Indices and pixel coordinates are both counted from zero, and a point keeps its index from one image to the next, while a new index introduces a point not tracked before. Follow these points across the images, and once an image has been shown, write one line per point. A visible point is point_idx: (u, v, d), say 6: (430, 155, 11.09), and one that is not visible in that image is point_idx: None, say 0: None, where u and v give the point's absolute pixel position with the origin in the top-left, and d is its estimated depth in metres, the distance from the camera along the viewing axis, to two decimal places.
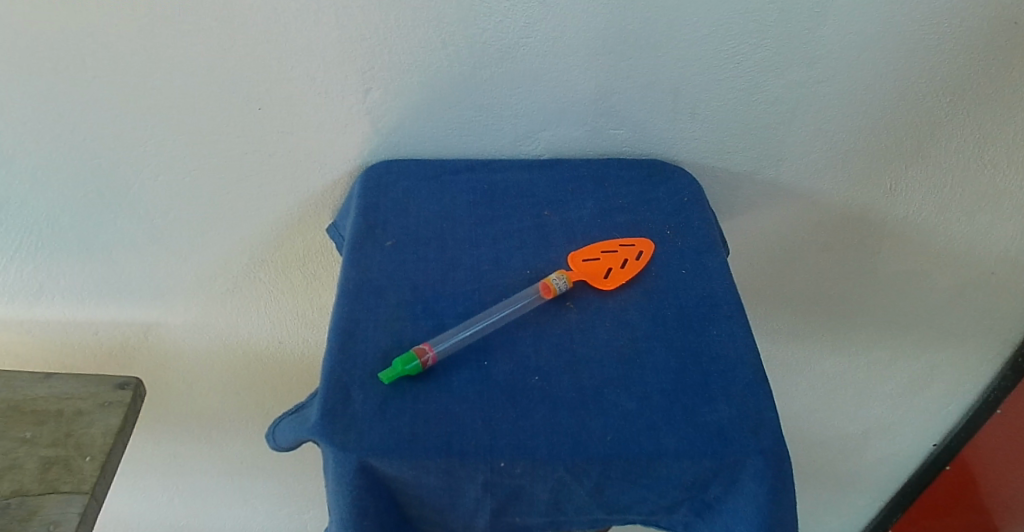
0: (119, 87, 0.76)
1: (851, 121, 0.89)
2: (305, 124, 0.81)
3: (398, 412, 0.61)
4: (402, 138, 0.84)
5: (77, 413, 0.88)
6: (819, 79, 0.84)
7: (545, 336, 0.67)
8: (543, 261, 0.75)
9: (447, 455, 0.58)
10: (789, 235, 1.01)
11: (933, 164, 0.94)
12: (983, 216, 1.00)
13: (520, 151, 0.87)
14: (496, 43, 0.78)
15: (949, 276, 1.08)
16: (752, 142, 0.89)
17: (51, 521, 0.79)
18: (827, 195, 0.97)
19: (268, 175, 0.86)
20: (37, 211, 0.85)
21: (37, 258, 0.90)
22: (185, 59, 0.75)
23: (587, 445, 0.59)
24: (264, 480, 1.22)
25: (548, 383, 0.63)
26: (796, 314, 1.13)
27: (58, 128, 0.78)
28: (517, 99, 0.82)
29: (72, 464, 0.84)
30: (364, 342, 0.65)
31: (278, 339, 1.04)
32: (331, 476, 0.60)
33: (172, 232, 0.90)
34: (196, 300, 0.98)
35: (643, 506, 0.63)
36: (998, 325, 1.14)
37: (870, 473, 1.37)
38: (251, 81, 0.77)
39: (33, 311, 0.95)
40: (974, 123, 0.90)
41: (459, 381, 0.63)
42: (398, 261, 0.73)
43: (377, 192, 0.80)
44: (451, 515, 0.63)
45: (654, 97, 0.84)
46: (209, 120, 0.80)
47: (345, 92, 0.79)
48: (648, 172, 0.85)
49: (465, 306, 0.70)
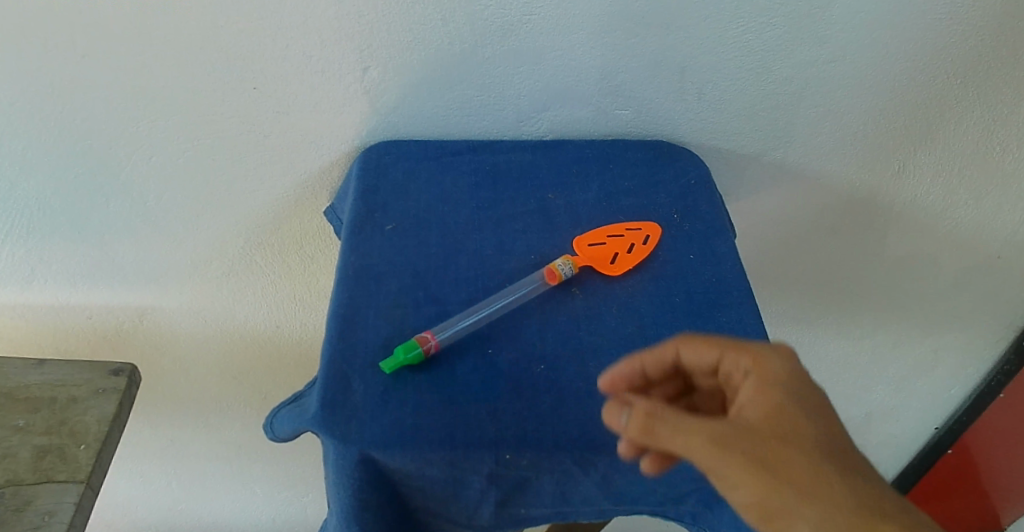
0: (109, 65, 0.73)
1: (862, 102, 0.86)
2: (302, 103, 0.79)
3: (400, 401, 0.59)
4: (402, 119, 0.82)
5: (71, 400, 0.87)
6: (830, 58, 0.81)
7: (550, 324, 0.66)
8: (548, 246, 0.73)
9: (451, 447, 0.57)
10: (795, 217, 0.99)
11: (942, 147, 0.92)
12: (992, 199, 0.99)
13: (524, 132, 0.85)
14: (499, 19, 0.75)
15: (956, 259, 1.06)
16: (760, 124, 0.87)
17: (46, 511, 0.78)
18: (836, 177, 0.95)
19: (266, 157, 0.84)
20: (28, 194, 0.83)
21: (29, 243, 0.88)
22: (176, 36, 0.72)
23: (595, 436, 0.58)
24: (264, 465, 1.21)
25: (555, 372, 0.62)
26: (801, 297, 1.12)
27: (45, 108, 0.76)
28: (520, 78, 0.80)
29: (66, 453, 0.83)
30: (364, 330, 0.64)
31: (275, 324, 1.02)
32: (332, 468, 0.58)
33: (167, 215, 0.88)
34: (191, 283, 0.96)
35: (651, 497, 0.62)
36: (1003, 310, 1.13)
37: (872, 456, 1.36)
38: (245, 60, 0.75)
39: (25, 296, 0.93)
40: (985, 105, 0.88)
41: (462, 370, 0.62)
42: (398, 246, 0.71)
43: (377, 173, 0.78)
44: (455, 506, 0.62)
45: (660, 76, 0.81)
46: (204, 99, 0.77)
47: (343, 71, 0.77)
48: (654, 153, 0.83)
49: (468, 292, 0.68)
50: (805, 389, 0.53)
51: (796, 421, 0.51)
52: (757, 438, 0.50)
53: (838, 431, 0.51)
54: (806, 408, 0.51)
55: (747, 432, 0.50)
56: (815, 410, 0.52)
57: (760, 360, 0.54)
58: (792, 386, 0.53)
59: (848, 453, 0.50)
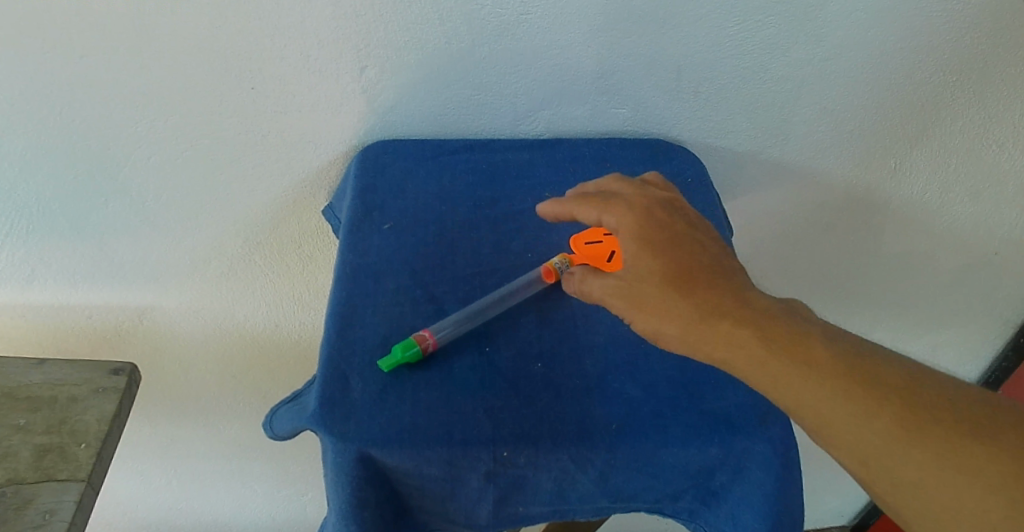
0: (107, 66, 0.73)
1: (858, 100, 0.87)
2: (301, 103, 0.79)
3: (398, 399, 0.59)
4: (399, 118, 0.82)
5: (71, 399, 0.87)
6: (825, 56, 0.82)
7: (547, 322, 0.66)
8: (545, 245, 0.74)
9: (449, 445, 0.57)
10: (793, 215, 1.00)
11: (939, 145, 0.93)
12: (989, 197, 0.99)
13: (521, 131, 0.85)
14: (497, 19, 0.75)
15: (953, 257, 1.07)
16: (757, 122, 0.88)
17: (47, 510, 0.78)
18: (833, 175, 0.95)
19: (264, 156, 0.84)
20: (27, 195, 0.83)
21: (29, 243, 0.88)
22: (175, 37, 0.72)
23: (592, 433, 0.58)
24: (264, 464, 1.21)
25: (552, 370, 0.62)
26: (798, 294, 1.12)
27: (44, 108, 0.76)
28: (517, 77, 0.80)
29: (67, 452, 0.83)
30: (362, 328, 0.64)
31: (275, 323, 1.02)
32: (331, 466, 0.59)
33: (165, 214, 0.88)
34: (191, 283, 0.96)
35: (648, 494, 0.62)
36: (999, 307, 1.14)
37: None
38: (244, 60, 0.75)
39: (25, 296, 0.94)
40: (981, 103, 0.88)
41: (460, 368, 0.62)
42: (396, 245, 0.71)
43: (375, 172, 0.78)
44: (453, 504, 0.62)
45: (657, 75, 0.81)
46: (202, 100, 0.78)
47: (340, 71, 0.77)
48: (651, 152, 0.83)
49: (465, 291, 0.68)
50: (659, 232, 0.63)
51: (658, 263, 0.61)
52: (648, 280, 0.61)
53: (709, 260, 0.62)
54: (660, 251, 0.62)
55: (643, 278, 0.61)
56: (687, 247, 0.63)
57: (620, 217, 0.64)
58: (650, 233, 0.63)
59: (703, 281, 0.60)
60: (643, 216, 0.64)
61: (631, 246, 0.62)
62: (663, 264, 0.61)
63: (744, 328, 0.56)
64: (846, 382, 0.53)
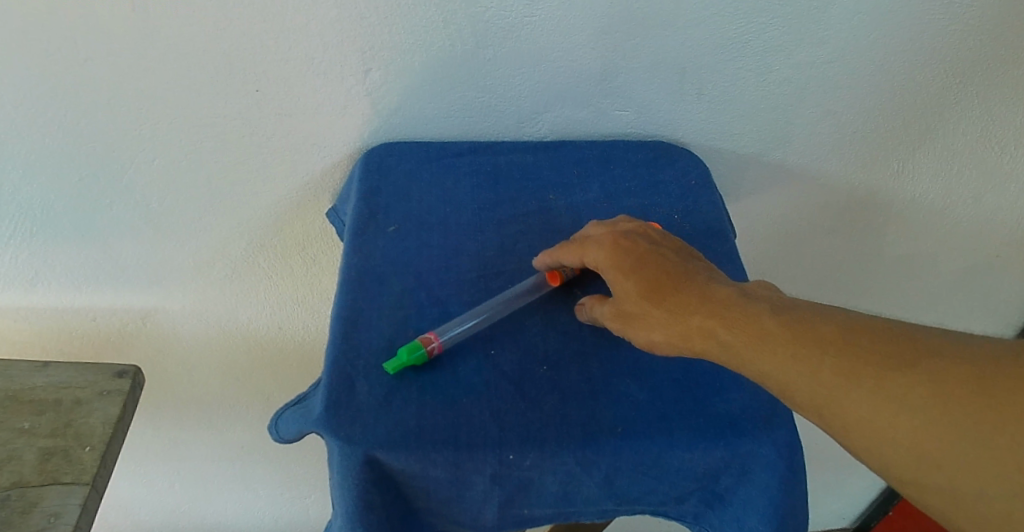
0: (113, 68, 0.74)
1: (861, 102, 0.87)
2: (305, 106, 0.80)
3: (404, 402, 0.59)
4: (403, 120, 0.82)
5: (76, 402, 0.87)
6: (829, 58, 0.82)
7: (552, 325, 0.66)
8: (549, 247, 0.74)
9: (455, 448, 0.57)
10: (796, 217, 1.00)
11: (942, 147, 0.93)
12: (992, 199, 0.99)
13: (524, 133, 0.85)
14: (501, 21, 0.75)
15: (955, 259, 1.07)
16: (760, 124, 0.88)
17: (51, 513, 0.78)
18: (836, 177, 0.95)
19: (269, 159, 0.84)
20: (32, 198, 0.83)
21: (32, 246, 0.88)
22: (180, 40, 0.73)
23: (598, 436, 0.58)
24: (267, 466, 1.21)
25: (557, 372, 0.62)
26: (801, 296, 1.12)
27: (48, 111, 0.76)
28: (521, 79, 0.80)
29: (71, 455, 0.83)
30: (368, 331, 0.64)
31: (278, 325, 1.02)
32: (336, 469, 0.59)
33: (169, 217, 0.88)
34: (194, 285, 0.96)
35: (653, 497, 0.62)
36: (1001, 308, 1.14)
37: None
38: (249, 63, 0.75)
39: (28, 299, 0.93)
40: (985, 105, 0.88)
41: (466, 371, 0.62)
42: (401, 248, 0.71)
43: (379, 175, 0.78)
44: (458, 507, 0.62)
45: (660, 77, 0.82)
46: (207, 102, 0.78)
47: (344, 73, 0.77)
48: (654, 154, 0.83)
49: (470, 294, 0.69)
50: (625, 254, 0.63)
51: (629, 285, 0.61)
52: (630, 297, 0.61)
53: (687, 264, 0.62)
54: (627, 273, 0.62)
55: (623, 299, 0.62)
56: (657, 256, 0.63)
57: (589, 254, 0.65)
58: (616, 258, 0.63)
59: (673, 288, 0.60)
60: (620, 241, 0.65)
61: (612, 273, 0.63)
62: (640, 277, 0.61)
63: (720, 324, 0.56)
64: (826, 356, 0.52)
